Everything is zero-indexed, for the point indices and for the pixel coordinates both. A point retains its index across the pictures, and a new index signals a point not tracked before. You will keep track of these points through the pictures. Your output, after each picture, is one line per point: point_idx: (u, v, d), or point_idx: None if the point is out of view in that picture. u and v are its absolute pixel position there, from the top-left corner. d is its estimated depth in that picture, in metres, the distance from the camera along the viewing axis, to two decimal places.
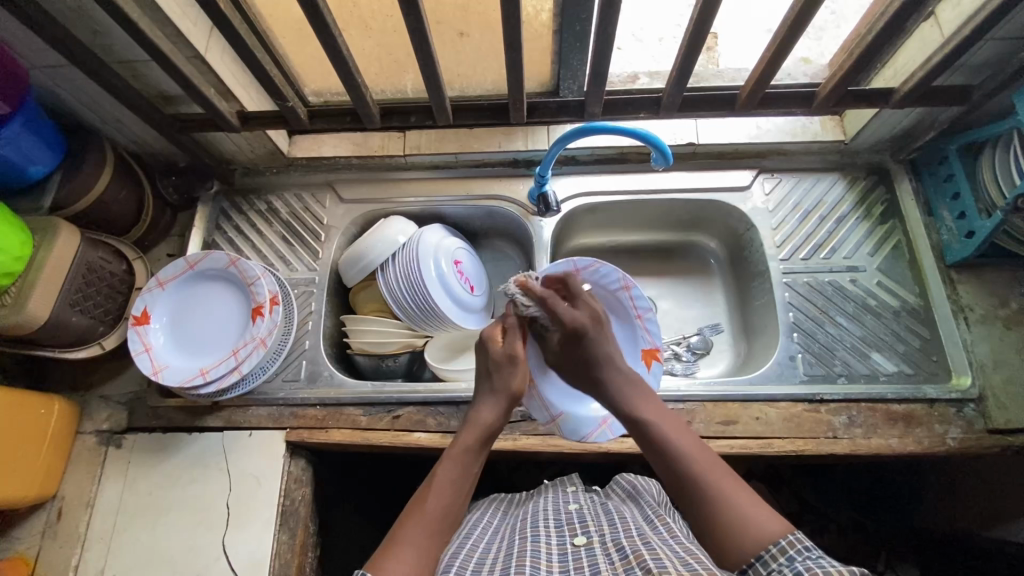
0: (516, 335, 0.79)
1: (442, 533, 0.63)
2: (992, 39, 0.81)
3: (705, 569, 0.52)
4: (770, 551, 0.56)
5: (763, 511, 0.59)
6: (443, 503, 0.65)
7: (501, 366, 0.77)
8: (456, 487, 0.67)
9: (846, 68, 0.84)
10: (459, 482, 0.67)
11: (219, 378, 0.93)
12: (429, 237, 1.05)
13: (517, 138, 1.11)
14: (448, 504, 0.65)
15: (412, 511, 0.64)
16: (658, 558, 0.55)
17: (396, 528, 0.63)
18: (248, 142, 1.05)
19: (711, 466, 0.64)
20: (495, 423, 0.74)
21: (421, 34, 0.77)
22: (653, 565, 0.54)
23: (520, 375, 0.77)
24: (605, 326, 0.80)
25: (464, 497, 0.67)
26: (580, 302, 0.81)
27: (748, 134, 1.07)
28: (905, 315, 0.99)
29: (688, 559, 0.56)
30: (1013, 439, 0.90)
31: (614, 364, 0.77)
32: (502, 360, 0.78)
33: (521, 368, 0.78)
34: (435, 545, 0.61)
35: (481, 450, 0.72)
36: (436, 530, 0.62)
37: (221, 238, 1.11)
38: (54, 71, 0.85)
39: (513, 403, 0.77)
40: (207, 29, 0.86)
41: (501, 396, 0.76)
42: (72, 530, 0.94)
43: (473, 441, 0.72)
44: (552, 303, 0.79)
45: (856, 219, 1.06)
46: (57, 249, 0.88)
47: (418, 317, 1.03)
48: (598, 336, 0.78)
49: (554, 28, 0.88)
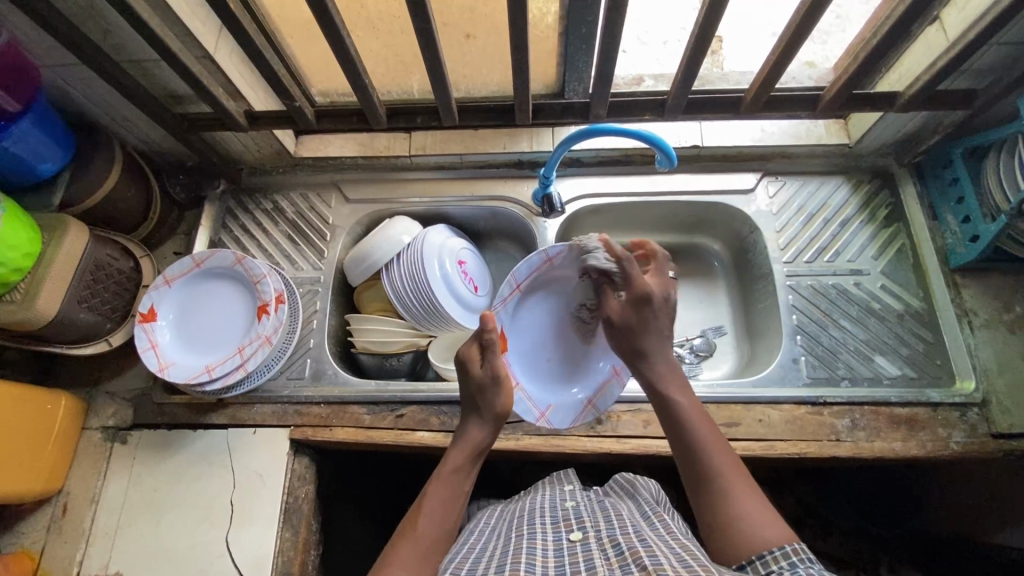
0: (496, 352, 0.78)
1: (436, 553, 0.64)
2: (998, 43, 0.81)
3: (700, 565, 0.52)
4: (771, 552, 0.56)
5: (769, 517, 0.61)
6: (435, 522, 0.66)
7: (485, 386, 0.77)
8: (448, 507, 0.68)
9: (851, 71, 0.85)
10: (450, 502, 0.68)
11: (224, 375, 0.93)
12: (432, 237, 1.06)
13: (522, 139, 1.11)
14: (441, 523, 0.66)
15: (405, 530, 0.65)
16: (655, 555, 0.55)
17: (389, 549, 0.64)
18: (256, 141, 1.06)
19: (730, 467, 0.66)
20: (485, 442, 0.76)
21: (428, 35, 0.77)
22: (648, 562, 0.54)
23: (504, 393, 0.78)
24: (671, 303, 0.80)
25: (456, 515, 0.68)
26: (660, 275, 0.82)
27: (753, 137, 1.08)
28: (909, 318, 0.99)
29: (684, 555, 0.56)
30: (1017, 443, 0.90)
31: (658, 339, 0.78)
32: (485, 381, 0.77)
33: (505, 390, 0.78)
34: (428, 565, 0.62)
35: (471, 466, 0.73)
36: (430, 552, 0.63)
37: (227, 237, 1.12)
38: (65, 69, 0.86)
39: (499, 422, 0.78)
40: (216, 29, 0.86)
41: (491, 416, 0.77)
42: (78, 525, 0.94)
43: (463, 460, 0.73)
44: (629, 267, 0.80)
45: (860, 222, 1.06)
46: (66, 246, 0.88)
47: (423, 316, 1.04)
48: (657, 308, 0.79)
49: (559, 30, 0.88)
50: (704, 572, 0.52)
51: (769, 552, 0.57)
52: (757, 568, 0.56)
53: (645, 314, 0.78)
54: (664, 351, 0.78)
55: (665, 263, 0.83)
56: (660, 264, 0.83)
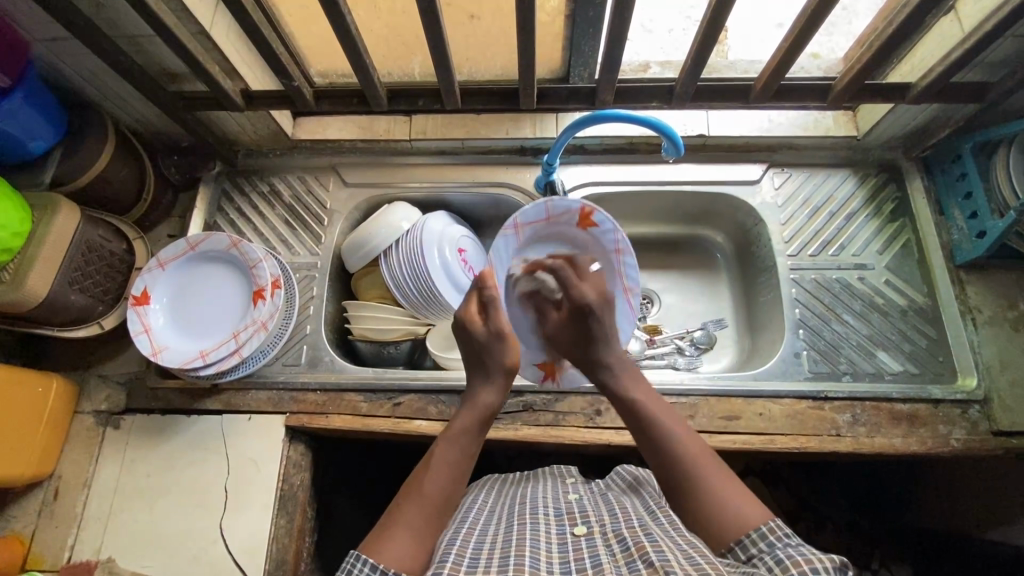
0: (495, 307, 0.77)
1: (442, 514, 0.63)
2: (1014, 35, 0.79)
3: (707, 563, 0.53)
4: (749, 536, 0.57)
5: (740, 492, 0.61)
6: (441, 483, 0.65)
7: (491, 343, 0.75)
8: (453, 466, 0.66)
9: (864, 61, 0.83)
10: (457, 464, 0.67)
11: (219, 361, 0.92)
12: (432, 226, 1.03)
13: (525, 123, 1.09)
14: (448, 484, 0.65)
15: (411, 489, 0.65)
16: (662, 551, 0.55)
17: (393, 509, 0.63)
18: (253, 122, 1.04)
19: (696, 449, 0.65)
20: (494, 404, 0.74)
21: (432, 14, 0.75)
22: (655, 559, 0.54)
23: (510, 349, 0.76)
24: (609, 303, 0.78)
25: (463, 474, 0.67)
26: (590, 279, 0.81)
27: (760, 127, 1.06)
28: (912, 314, 0.98)
29: (691, 552, 0.56)
30: (1017, 441, 0.89)
31: (608, 345, 0.77)
32: (490, 338, 0.76)
33: (511, 343, 0.76)
34: (433, 525, 0.62)
35: (481, 428, 0.72)
36: (434, 512, 0.62)
37: (222, 220, 1.10)
38: (56, 43, 0.83)
39: (508, 377, 0.76)
40: (212, 5, 0.84)
41: (500, 374, 0.75)
42: (70, 509, 0.93)
43: (471, 422, 0.71)
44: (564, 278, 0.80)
45: (866, 216, 1.05)
46: (57, 226, 0.86)
47: (422, 306, 1.02)
48: (602, 314, 0.77)
49: (566, 13, 0.86)
50: (713, 571, 0.52)
51: (750, 535, 0.57)
52: (739, 551, 0.56)
53: (589, 325, 0.77)
54: (616, 352, 0.77)
55: (580, 271, 0.82)
56: (586, 274, 0.82)
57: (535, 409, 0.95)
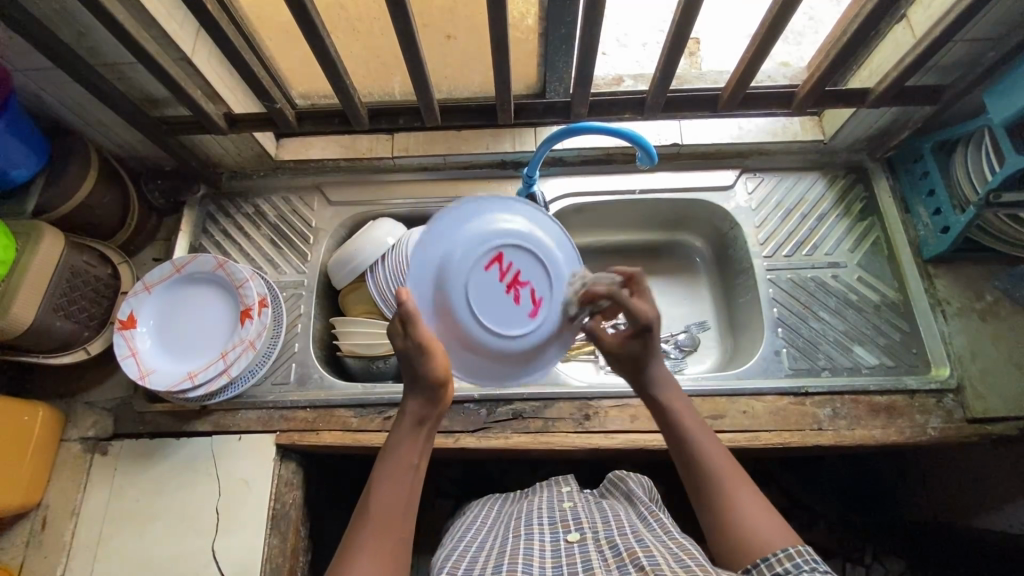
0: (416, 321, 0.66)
1: (397, 532, 0.59)
2: (963, 40, 0.83)
3: (697, 565, 0.54)
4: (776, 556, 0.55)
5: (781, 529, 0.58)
6: (387, 504, 0.60)
7: (410, 357, 0.66)
8: (400, 482, 0.62)
9: (823, 69, 0.87)
10: (401, 479, 0.63)
11: (207, 382, 0.92)
12: (478, 214, 0.73)
13: (504, 139, 1.12)
14: (394, 502, 0.61)
15: (358, 515, 0.60)
16: (652, 554, 0.56)
17: (346, 539, 0.59)
18: (236, 145, 1.05)
19: (729, 472, 0.64)
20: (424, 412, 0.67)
21: (409, 35, 0.77)
22: (645, 562, 0.55)
23: (436, 361, 0.66)
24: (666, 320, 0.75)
25: (412, 491, 0.62)
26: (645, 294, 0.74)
27: (731, 135, 1.10)
28: (885, 309, 1.02)
29: (682, 555, 0.57)
30: (992, 427, 0.92)
31: (657, 359, 0.74)
32: (409, 352, 0.66)
33: (433, 355, 0.66)
34: (388, 550, 0.58)
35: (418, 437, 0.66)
36: (388, 534, 0.59)
37: (208, 242, 1.11)
38: (38, 73, 0.84)
39: (437, 389, 0.67)
40: (194, 31, 0.85)
41: (429, 386, 0.66)
42: (58, 539, 0.92)
43: (407, 433, 0.66)
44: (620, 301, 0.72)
45: (836, 216, 1.09)
46: (42, 253, 0.87)
47: (455, 342, 0.71)
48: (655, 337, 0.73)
49: (539, 32, 0.89)
50: (701, 570, 0.53)
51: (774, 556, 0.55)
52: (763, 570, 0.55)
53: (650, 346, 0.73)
54: (664, 373, 0.74)
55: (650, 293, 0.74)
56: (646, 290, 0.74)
57: (525, 416, 0.96)
